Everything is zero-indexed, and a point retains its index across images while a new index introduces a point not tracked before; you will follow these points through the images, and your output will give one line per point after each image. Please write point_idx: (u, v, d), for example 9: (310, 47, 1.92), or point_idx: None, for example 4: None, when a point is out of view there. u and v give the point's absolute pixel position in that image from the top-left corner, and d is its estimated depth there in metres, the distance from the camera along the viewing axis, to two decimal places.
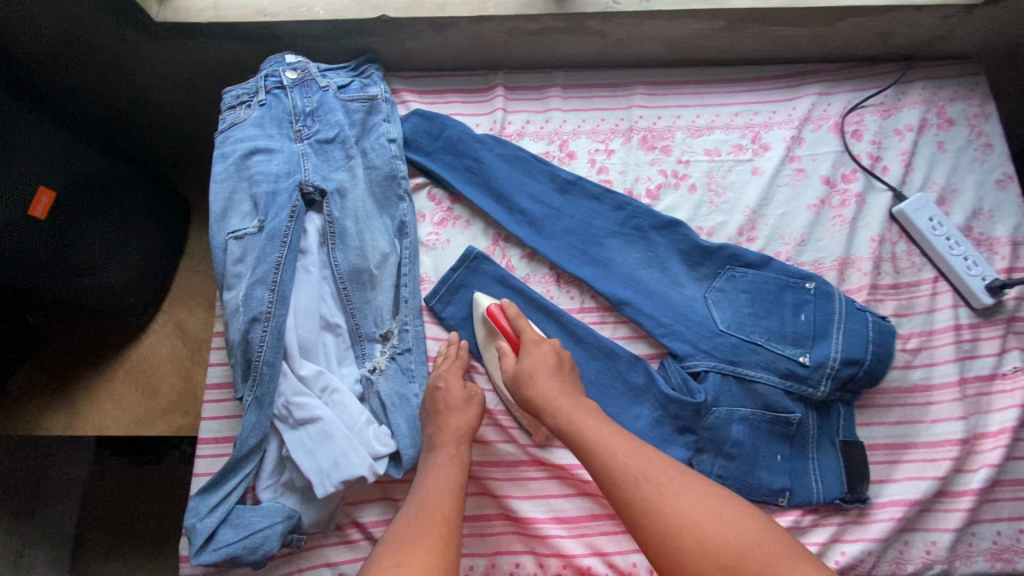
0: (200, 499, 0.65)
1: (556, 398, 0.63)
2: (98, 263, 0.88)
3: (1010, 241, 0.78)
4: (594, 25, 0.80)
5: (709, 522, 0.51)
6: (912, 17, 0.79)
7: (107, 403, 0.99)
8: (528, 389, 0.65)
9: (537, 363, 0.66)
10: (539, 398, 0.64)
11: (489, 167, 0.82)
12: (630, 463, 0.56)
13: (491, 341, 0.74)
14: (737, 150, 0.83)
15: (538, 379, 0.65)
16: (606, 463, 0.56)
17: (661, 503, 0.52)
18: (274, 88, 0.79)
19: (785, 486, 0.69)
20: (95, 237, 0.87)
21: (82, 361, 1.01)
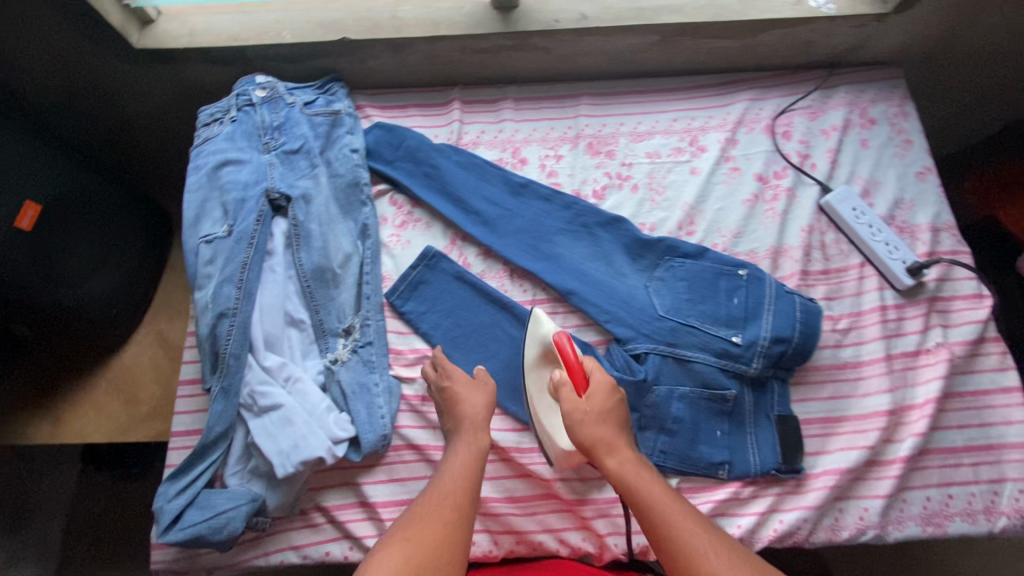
0: (168, 483, 0.69)
1: (615, 449, 0.64)
2: (82, 274, 0.94)
3: (930, 228, 0.84)
4: (539, 42, 0.88)
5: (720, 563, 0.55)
6: (828, 27, 0.87)
7: (89, 411, 1.02)
8: (583, 431, 0.65)
9: (596, 409, 0.67)
10: (592, 443, 0.65)
11: (446, 173, 0.88)
12: (660, 499, 0.60)
13: (538, 362, 0.74)
14: (676, 152, 0.90)
15: (597, 423, 0.66)
16: (640, 495, 0.60)
17: (693, 548, 0.56)
18: (244, 106, 0.86)
19: (724, 459, 0.73)
20: (80, 250, 0.93)
21: (63, 371, 1.04)
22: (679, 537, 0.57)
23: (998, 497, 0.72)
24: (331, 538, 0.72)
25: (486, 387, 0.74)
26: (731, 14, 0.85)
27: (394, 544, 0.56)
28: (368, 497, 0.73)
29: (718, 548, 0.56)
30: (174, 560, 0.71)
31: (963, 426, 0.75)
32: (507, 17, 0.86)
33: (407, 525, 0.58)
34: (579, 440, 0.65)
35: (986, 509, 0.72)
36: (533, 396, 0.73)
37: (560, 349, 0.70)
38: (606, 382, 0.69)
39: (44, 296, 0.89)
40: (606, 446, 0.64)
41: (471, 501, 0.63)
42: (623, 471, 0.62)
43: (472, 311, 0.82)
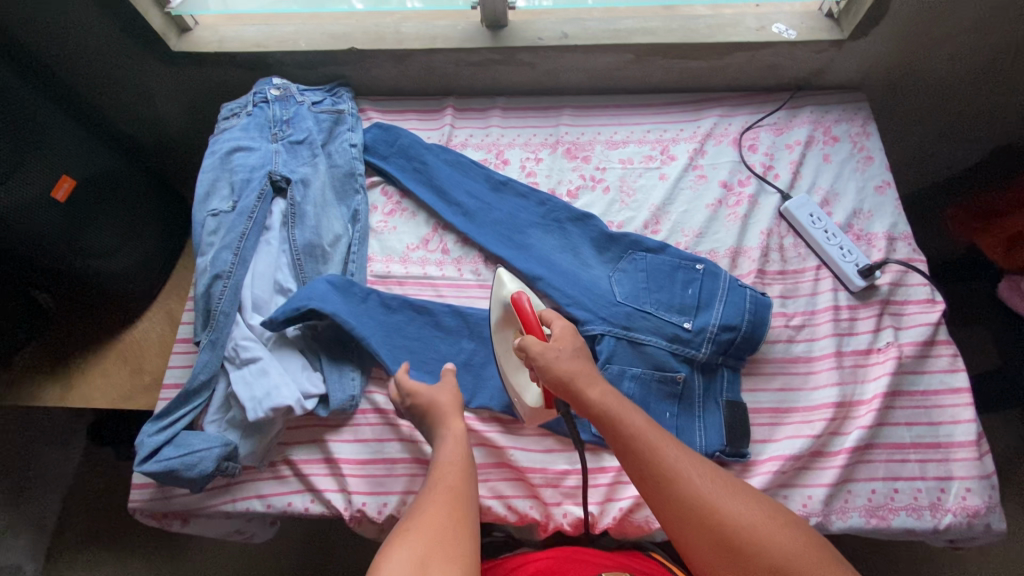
0: (151, 423, 0.76)
1: (596, 381, 0.64)
2: (109, 249, 1.04)
3: (886, 236, 0.88)
4: (525, 56, 0.97)
5: (706, 486, 0.55)
6: (790, 52, 0.95)
7: (97, 378, 1.08)
8: (561, 366, 0.65)
9: (569, 346, 0.68)
10: (571, 376, 0.64)
11: (433, 168, 0.96)
12: (642, 428, 0.59)
13: (504, 322, 0.78)
14: (647, 159, 0.97)
15: (561, 359, 0.66)
16: (621, 425, 0.60)
17: (678, 472, 0.56)
18: (260, 102, 0.97)
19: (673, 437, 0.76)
20: (109, 227, 1.04)
21: (76, 343, 1.12)
22: (664, 463, 0.57)
23: (944, 494, 0.72)
24: (295, 490, 0.77)
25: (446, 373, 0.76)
26: (699, 36, 0.94)
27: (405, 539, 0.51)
28: (332, 454, 0.77)
29: (700, 471, 0.56)
30: (151, 499, 0.78)
31: (911, 423, 0.76)
32: (496, 34, 0.96)
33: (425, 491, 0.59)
34: (556, 376, 0.65)
35: (931, 505, 0.72)
36: (503, 361, 0.77)
37: (516, 307, 0.72)
38: (569, 327, 0.71)
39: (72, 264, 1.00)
40: (587, 379, 0.64)
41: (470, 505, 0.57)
42: (606, 401, 0.62)
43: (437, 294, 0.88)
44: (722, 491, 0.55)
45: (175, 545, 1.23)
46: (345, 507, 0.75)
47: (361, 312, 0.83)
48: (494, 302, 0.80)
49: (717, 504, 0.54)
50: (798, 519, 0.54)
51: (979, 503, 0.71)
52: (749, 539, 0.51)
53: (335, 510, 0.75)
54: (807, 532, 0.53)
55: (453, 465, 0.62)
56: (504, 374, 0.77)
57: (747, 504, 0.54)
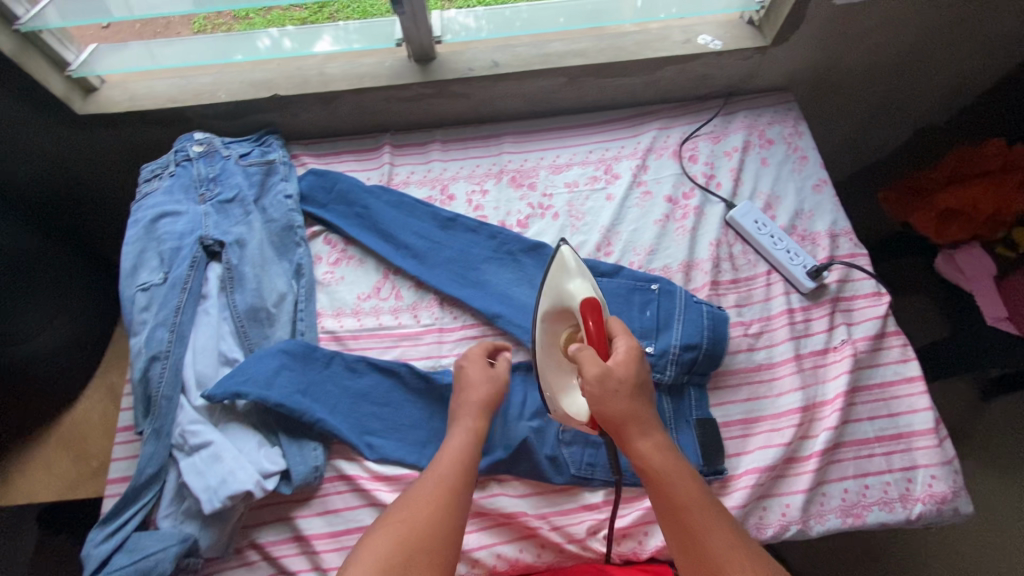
0: (97, 528, 0.70)
1: (647, 431, 0.65)
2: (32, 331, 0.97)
3: (829, 234, 0.91)
4: (458, 88, 0.95)
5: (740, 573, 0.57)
6: (718, 61, 0.96)
7: (38, 470, 0.97)
8: (616, 404, 0.64)
9: (629, 378, 0.66)
10: (625, 418, 0.64)
11: (376, 212, 0.93)
12: (687, 497, 0.61)
13: (556, 311, 0.73)
14: (592, 180, 0.97)
15: (611, 399, 0.65)
16: (668, 490, 0.62)
17: (715, 554, 0.58)
18: (183, 160, 0.91)
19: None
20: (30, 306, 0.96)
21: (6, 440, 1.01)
22: (704, 540, 0.59)
23: (912, 484, 0.75)
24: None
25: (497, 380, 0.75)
26: (628, 54, 0.94)
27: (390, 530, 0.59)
28: (302, 532, 0.73)
29: (739, 556, 0.58)
30: None
31: (873, 418, 0.78)
32: (425, 68, 0.94)
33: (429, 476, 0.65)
34: (608, 414, 0.64)
35: (901, 496, 0.74)
36: (545, 358, 0.73)
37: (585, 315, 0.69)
38: (632, 354, 0.69)
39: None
40: (637, 428, 0.64)
41: (461, 507, 0.63)
42: (654, 459, 0.63)
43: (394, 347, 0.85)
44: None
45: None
46: None
47: (325, 377, 0.80)
48: (551, 289, 0.74)
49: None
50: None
51: (945, 488, 0.74)
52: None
53: None
54: None
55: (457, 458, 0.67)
56: (545, 371, 0.73)
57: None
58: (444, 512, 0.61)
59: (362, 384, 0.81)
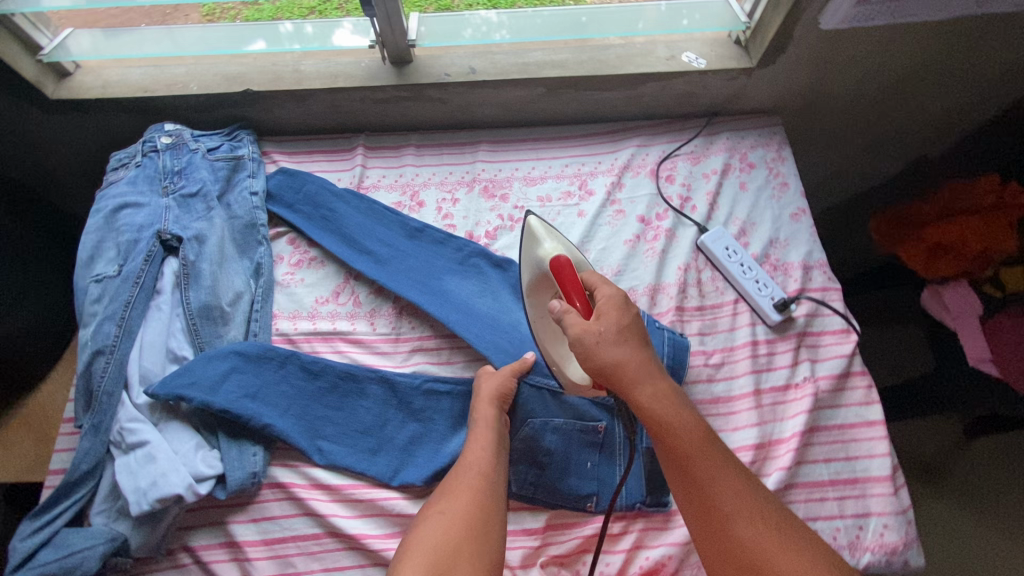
0: (28, 521, 0.69)
1: (644, 379, 0.62)
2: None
3: (802, 265, 0.88)
4: (433, 93, 0.94)
5: (748, 522, 0.56)
6: (702, 79, 0.93)
7: None
8: (603, 354, 0.62)
9: (613, 326, 0.64)
10: (617, 365, 0.62)
11: (343, 217, 0.91)
12: (691, 446, 0.59)
13: (540, 281, 0.77)
14: (566, 196, 0.94)
15: (604, 348, 0.63)
16: (671, 439, 0.60)
17: (721, 504, 0.57)
18: (150, 152, 0.90)
19: (591, 490, 0.75)
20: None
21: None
22: (710, 490, 0.58)
23: (862, 531, 0.72)
24: None
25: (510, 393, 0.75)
26: (608, 67, 0.92)
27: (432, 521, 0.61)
28: (236, 537, 0.72)
29: (745, 505, 0.57)
30: None
31: (829, 460, 0.76)
32: (401, 71, 0.92)
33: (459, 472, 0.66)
34: (598, 365, 0.62)
35: (850, 544, 0.72)
36: (539, 328, 0.77)
37: (559, 276, 0.71)
38: (616, 296, 0.67)
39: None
40: (635, 376, 0.62)
41: (500, 505, 0.64)
42: (656, 406, 0.61)
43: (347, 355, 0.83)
44: (765, 530, 0.55)
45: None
46: None
47: (276, 379, 0.79)
48: (529, 261, 0.78)
49: (761, 543, 0.54)
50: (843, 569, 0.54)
51: (896, 539, 0.71)
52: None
53: None
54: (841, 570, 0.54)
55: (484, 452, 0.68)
56: (542, 343, 0.77)
57: (788, 546, 0.54)
58: (482, 510, 0.62)
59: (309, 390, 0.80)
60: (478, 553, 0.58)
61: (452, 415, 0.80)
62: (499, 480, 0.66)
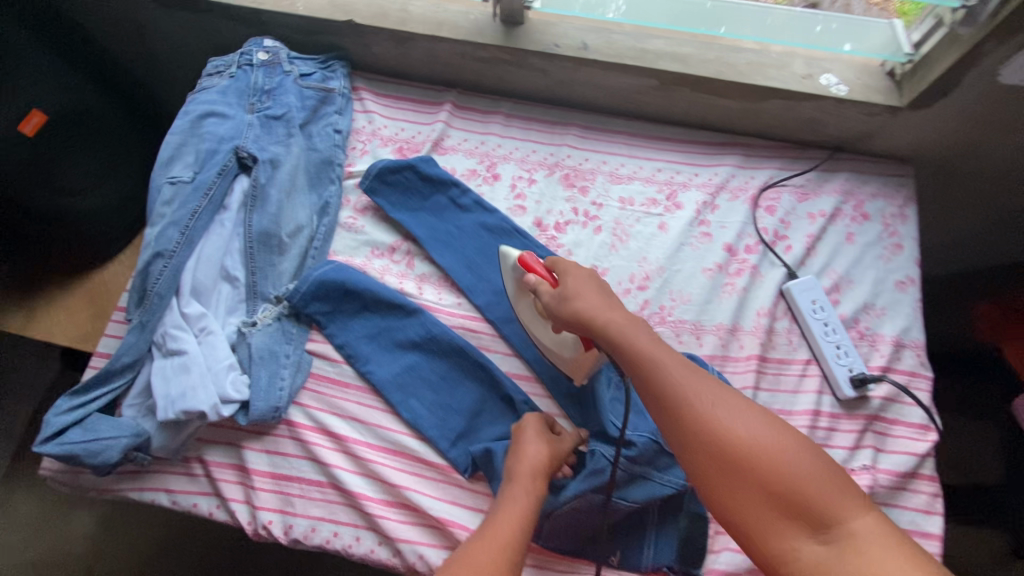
0: (66, 399, 0.72)
1: (612, 309, 0.63)
2: (84, 186, 0.98)
3: (894, 341, 0.78)
4: (537, 62, 0.87)
5: (721, 415, 0.53)
6: (837, 109, 0.82)
7: (60, 314, 1.01)
8: (564, 308, 0.65)
9: (573, 282, 0.67)
10: (584, 311, 0.64)
11: (444, 216, 0.87)
12: (655, 355, 0.58)
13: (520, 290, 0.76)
14: (649, 203, 0.87)
15: (568, 293, 0.66)
16: (637, 354, 0.59)
17: (689, 399, 0.54)
18: (245, 65, 0.90)
19: (617, 543, 0.70)
20: (87, 165, 0.98)
21: (23, 286, 1.04)
22: (680, 390, 0.55)
23: None
24: (202, 492, 0.74)
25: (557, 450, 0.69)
26: (734, 73, 0.82)
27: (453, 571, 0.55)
28: (247, 463, 0.74)
29: (714, 399, 0.54)
30: (62, 470, 0.75)
31: None
32: (510, 32, 0.86)
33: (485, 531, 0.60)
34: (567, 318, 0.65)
35: None
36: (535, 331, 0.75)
37: (521, 263, 0.72)
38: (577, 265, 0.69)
39: (45, 201, 0.94)
40: (599, 309, 0.63)
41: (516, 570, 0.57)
42: (618, 327, 0.61)
43: (390, 317, 0.81)
44: (737, 418, 0.53)
45: (64, 509, 1.13)
46: (248, 521, 0.72)
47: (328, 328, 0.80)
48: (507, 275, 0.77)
49: (736, 431, 0.52)
50: (827, 455, 0.51)
51: None
52: (771, 468, 0.50)
53: (238, 522, 0.73)
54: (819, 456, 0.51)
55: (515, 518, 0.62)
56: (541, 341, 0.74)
57: (770, 436, 0.51)
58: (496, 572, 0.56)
59: (345, 339, 0.80)
60: None
61: (476, 401, 0.77)
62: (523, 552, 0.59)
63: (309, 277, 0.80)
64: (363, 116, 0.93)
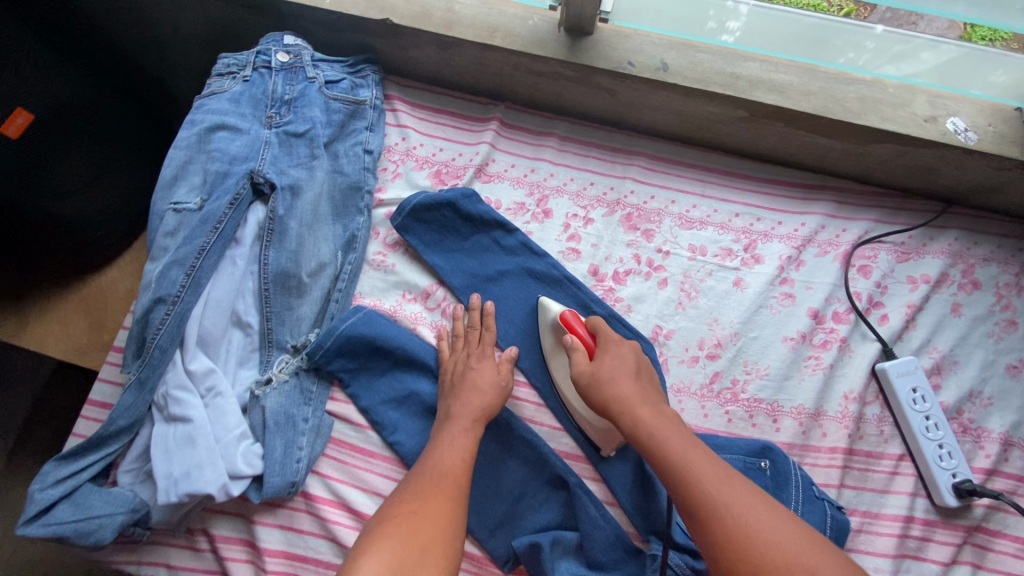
0: (53, 466, 0.63)
1: (646, 398, 0.59)
2: (80, 186, 0.83)
3: (1001, 439, 0.68)
4: (604, 81, 0.74)
5: (697, 468, 0.52)
6: (960, 159, 0.69)
7: (55, 324, 0.89)
8: (598, 386, 0.61)
9: (614, 359, 0.63)
10: (619, 397, 0.60)
11: (489, 259, 0.76)
12: (644, 408, 0.58)
13: (558, 350, 0.70)
14: (724, 254, 0.76)
15: (605, 372, 0.62)
16: (625, 401, 0.59)
17: (667, 449, 0.54)
18: (262, 67, 0.77)
19: None
20: (86, 162, 0.83)
21: (9, 291, 0.92)
22: (657, 439, 0.55)
23: None
24: (207, 570, 0.66)
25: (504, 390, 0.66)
26: (842, 111, 0.69)
27: (390, 531, 0.50)
28: (257, 542, 0.65)
29: (692, 452, 0.53)
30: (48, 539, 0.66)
31: None
32: (576, 43, 0.72)
33: (413, 487, 0.56)
34: (599, 397, 0.61)
35: None
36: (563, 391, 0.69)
37: (562, 319, 0.68)
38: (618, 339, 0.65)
39: (34, 207, 0.79)
40: (630, 392, 0.60)
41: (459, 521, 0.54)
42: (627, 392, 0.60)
43: (422, 377, 0.71)
44: (713, 474, 0.51)
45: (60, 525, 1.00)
46: None
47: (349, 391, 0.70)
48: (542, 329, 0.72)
49: (705, 488, 0.50)
50: (816, 540, 0.47)
51: None
52: (737, 532, 0.47)
53: None
54: (804, 536, 0.47)
55: (451, 470, 0.57)
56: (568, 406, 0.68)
57: (743, 501, 0.49)
58: (439, 515, 0.53)
59: (370, 402, 0.70)
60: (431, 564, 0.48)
61: (519, 483, 0.67)
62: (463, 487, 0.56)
63: (334, 330, 0.69)
64: (396, 131, 0.82)
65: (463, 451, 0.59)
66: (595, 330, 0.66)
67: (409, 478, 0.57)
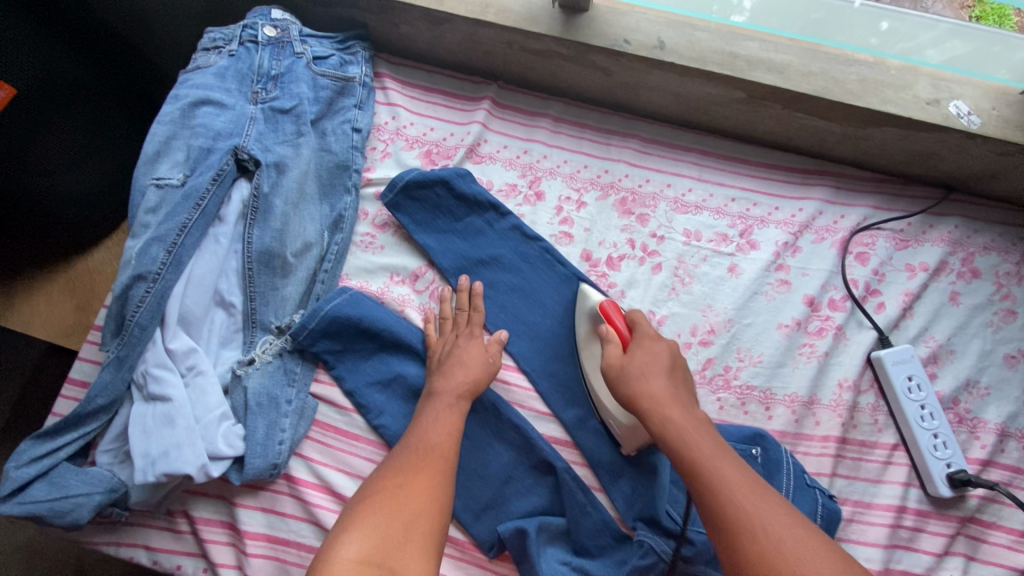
0: (29, 445, 0.62)
1: (654, 372, 0.58)
2: (64, 165, 0.82)
3: (997, 429, 0.66)
4: (599, 60, 0.72)
5: (713, 458, 0.51)
6: (962, 144, 0.67)
7: (40, 304, 0.88)
8: (626, 381, 0.59)
9: (652, 357, 0.59)
10: (649, 395, 0.57)
11: (480, 242, 0.74)
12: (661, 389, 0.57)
13: (592, 338, 0.67)
14: (719, 239, 0.74)
15: (642, 369, 0.59)
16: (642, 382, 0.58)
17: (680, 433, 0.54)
18: (248, 41, 0.75)
19: None
20: (68, 139, 0.81)
21: None
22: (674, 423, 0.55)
23: None
24: (187, 552, 0.65)
25: (491, 363, 0.65)
26: (843, 92, 0.67)
27: (372, 505, 0.49)
28: (238, 524, 0.64)
29: (708, 442, 0.53)
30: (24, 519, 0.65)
31: None
32: (571, 20, 0.70)
33: (399, 461, 0.54)
34: (628, 394, 0.58)
35: None
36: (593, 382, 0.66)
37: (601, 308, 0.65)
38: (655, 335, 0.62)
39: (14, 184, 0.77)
40: (642, 368, 0.58)
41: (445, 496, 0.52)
42: (636, 365, 0.59)
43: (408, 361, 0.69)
44: (728, 466, 0.51)
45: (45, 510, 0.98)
46: None
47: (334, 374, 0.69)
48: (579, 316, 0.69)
49: (719, 477, 0.50)
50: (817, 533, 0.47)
51: None
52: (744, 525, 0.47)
53: None
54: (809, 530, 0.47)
55: (437, 446, 0.56)
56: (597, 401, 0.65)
57: (752, 493, 0.49)
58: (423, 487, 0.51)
59: (355, 384, 0.68)
60: (411, 537, 0.47)
61: (505, 468, 0.66)
62: (450, 463, 0.55)
63: (318, 311, 0.67)
64: (386, 110, 0.80)
65: (449, 427, 0.58)
66: (632, 322, 0.63)
67: (397, 451, 0.56)
